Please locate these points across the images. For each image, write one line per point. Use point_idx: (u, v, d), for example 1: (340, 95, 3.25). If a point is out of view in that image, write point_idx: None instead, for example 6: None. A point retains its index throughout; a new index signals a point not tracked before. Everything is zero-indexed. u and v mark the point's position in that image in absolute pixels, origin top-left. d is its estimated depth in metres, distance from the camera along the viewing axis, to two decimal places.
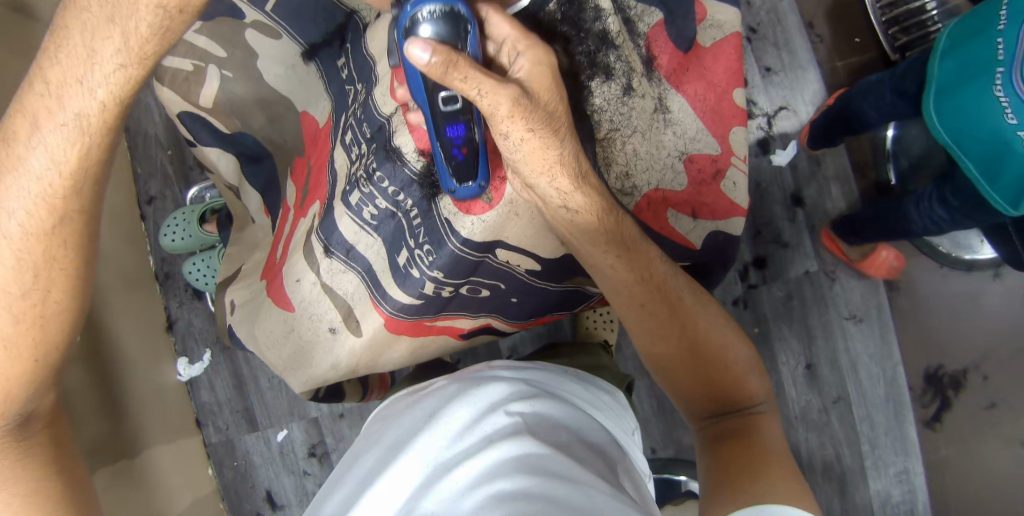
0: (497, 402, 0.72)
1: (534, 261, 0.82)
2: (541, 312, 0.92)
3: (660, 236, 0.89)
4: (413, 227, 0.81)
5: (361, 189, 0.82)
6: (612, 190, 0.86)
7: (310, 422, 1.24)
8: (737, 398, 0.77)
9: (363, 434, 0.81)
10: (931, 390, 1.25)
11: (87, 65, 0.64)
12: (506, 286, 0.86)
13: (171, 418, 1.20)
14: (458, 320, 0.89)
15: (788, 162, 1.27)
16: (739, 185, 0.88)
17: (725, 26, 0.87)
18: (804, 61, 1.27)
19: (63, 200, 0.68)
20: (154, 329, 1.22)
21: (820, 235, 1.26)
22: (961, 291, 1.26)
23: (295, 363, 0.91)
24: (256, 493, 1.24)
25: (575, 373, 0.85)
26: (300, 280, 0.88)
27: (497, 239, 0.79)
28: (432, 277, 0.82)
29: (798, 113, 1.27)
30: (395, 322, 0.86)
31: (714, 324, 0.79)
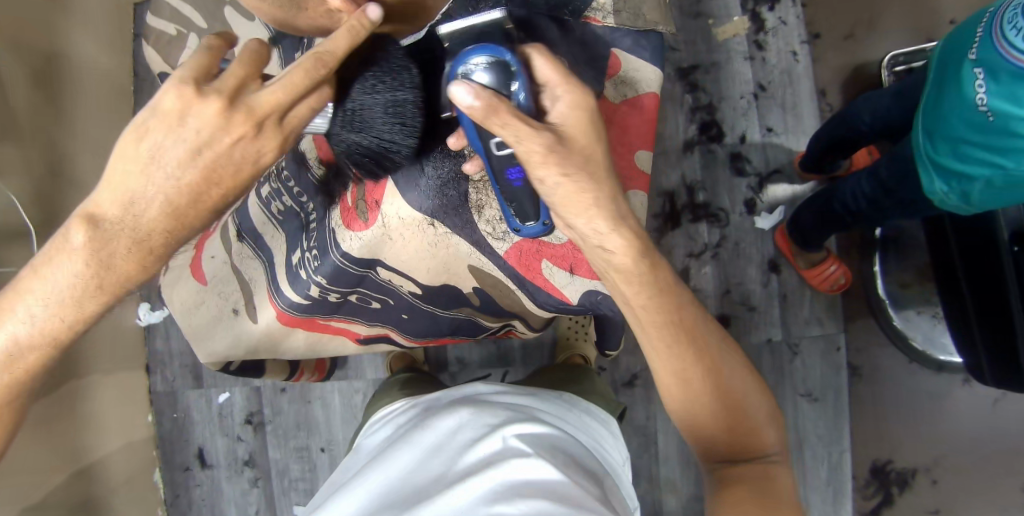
0: (498, 424, 0.73)
1: (417, 285, 0.84)
2: (435, 333, 0.93)
3: (532, 285, 0.83)
4: (310, 229, 0.82)
5: (271, 184, 0.84)
6: (482, 232, 0.80)
7: (252, 391, 1.26)
8: (751, 444, 0.72)
9: (362, 452, 0.83)
10: (875, 484, 1.22)
11: (100, 240, 0.66)
12: (396, 301, 0.87)
13: (120, 360, 1.23)
14: (353, 324, 0.90)
15: (773, 228, 1.24)
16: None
17: (641, 83, 0.86)
18: (809, 128, 1.25)
19: (75, 314, 0.69)
20: None
21: (790, 305, 1.24)
22: (923, 391, 1.23)
23: (199, 334, 0.92)
24: (188, 448, 1.27)
25: (568, 400, 0.88)
26: (213, 257, 0.90)
27: (376, 257, 0.81)
28: (317, 282, 0.82)
29: (790, 178, 1.24)
30: (288, 316, 0.87)
31: (737, 370, 0.75)
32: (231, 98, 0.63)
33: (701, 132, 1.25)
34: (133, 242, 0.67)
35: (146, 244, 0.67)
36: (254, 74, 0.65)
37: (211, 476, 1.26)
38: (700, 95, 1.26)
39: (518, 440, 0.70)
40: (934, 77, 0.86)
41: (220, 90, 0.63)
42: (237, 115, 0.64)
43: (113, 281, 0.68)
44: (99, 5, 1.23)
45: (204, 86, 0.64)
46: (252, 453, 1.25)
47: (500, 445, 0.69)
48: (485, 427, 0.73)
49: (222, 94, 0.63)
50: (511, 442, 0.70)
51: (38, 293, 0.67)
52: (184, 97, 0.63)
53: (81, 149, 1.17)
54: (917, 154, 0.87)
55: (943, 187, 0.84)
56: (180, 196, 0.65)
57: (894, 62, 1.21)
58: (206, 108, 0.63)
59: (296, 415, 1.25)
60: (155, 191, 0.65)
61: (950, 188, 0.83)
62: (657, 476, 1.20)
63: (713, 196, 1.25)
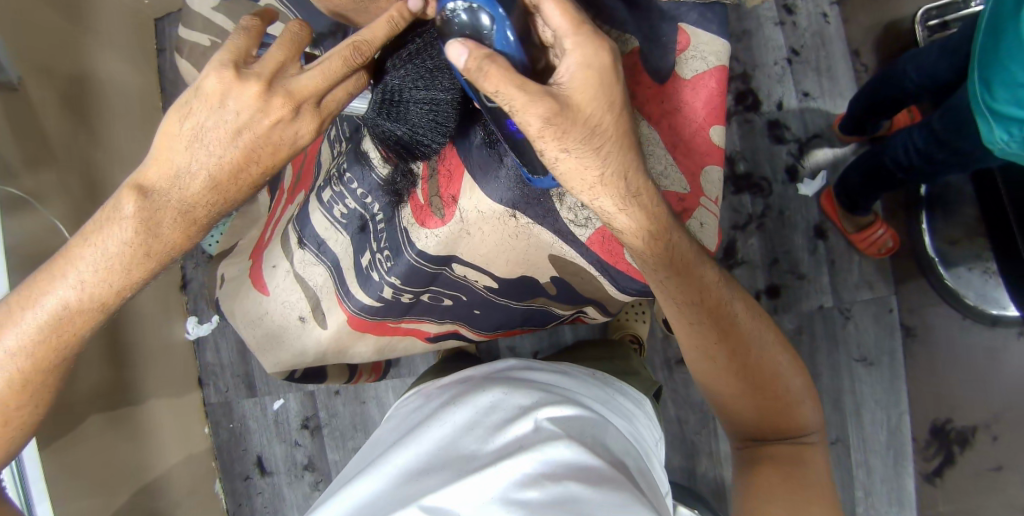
0: (528, 406, 0.69)
1: (491, 278, 0.81)
2: (505, 325, 0.92)
3: (616, 271, 0.77)
4: (378, 231, 0.81)
5: (333, 187, 0.83)
6: (565, 222, 0.74)
7: (306, 395, 1.27)
8: (787, 423, 0.72)
9: (384, 430, 0.79)
10: (935, 445, 1.20)
11: (145, 212, 0.65)
12: (468, 298, 0.86)
13: (175, 373, 1.24)
14: (423, 323, 0.91)
15: (815, 193, 1.23)
16: (706, 226, 0.82)
17: (709, 57, 0.81)
18: (845, 89, 1.23)
19: (122, 284, 0.68)
20: (169, 286, 1.26)
21: (839, 270, 1.22)
22: (980, 347, 1.21)
23: (266, 344, 0.94)
24: (247, 457, 1.28)
25: (602, 379, 0.84)
26: (276, 268, 0.89)
27: (452, 253, 0.78)
28: (390, 283, 0.81)
29: (831, 142, 1.23)
30: (358, 320, 0.87)
31: (767, 348, 0.74)
32: (270, 82, 0.62)
33: (736, 102, 1.24)
34: (179, 213, 0.66)
35: (188, 216, 0.66)
36: (294, 57, 0.64)
37: (271, 483, 1.27)
38: (733, 65, 1.24)
39: (549, 426, 0.66)
40: (988, 23, 0.84)
41: (259, 73, 0.62)
42: (275, 99, 0.63)
43: (161, 249, 0.67)
44: (123, 22, 1.22)
45: (243, 70, 0.63)
46: (311, 457, 1.26)
47: (529, 432, 0.66)
48: (513, 410, 0.69)
49: (261, 77, 0.62)
50: (541, 429, 0.66)
51: (92, 261, 0.66)
52: (224, 80, 0.62)
53: (117, 167, 1.17)
54: (973, 103, 0.85)
55: (1003, 136, 0.82)
56: (222, 172, 0.65)
57: (928, 17, 1.18)
58: (245, 92, 0.62)
59: (351, 417, 1.26)
60: (199, 166, 0.64)
61: (1013, 137, 0.81)
62: (717, 451, 1.19)
63: (753, 166, 1.23)
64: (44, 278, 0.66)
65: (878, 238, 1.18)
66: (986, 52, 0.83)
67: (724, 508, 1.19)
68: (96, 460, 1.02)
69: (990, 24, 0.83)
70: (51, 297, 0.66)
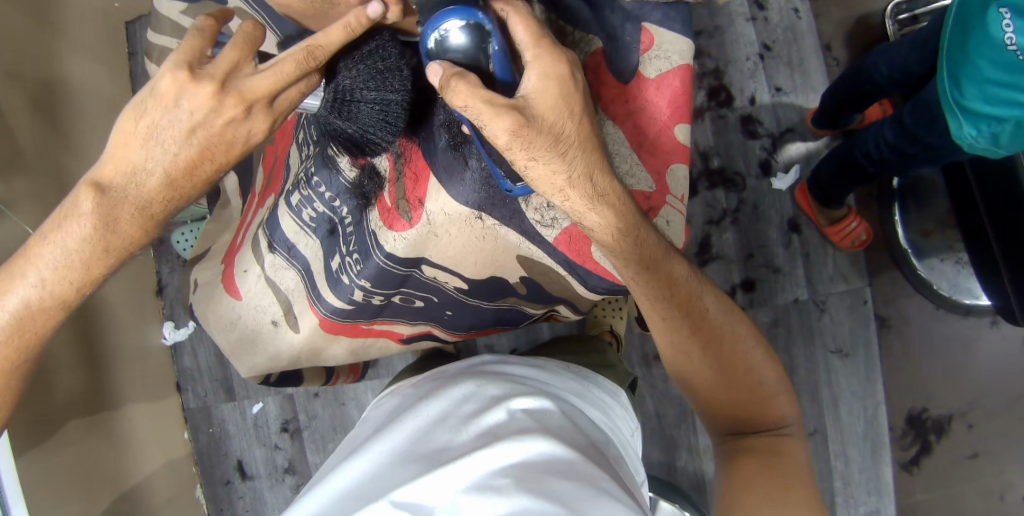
0: (500, 398, 0.69)
1: (461, 280, 0.81)
2: (479, 326, 0.92)
3: (584, 270, 0.77)
4: (346, 234, 0.81)
5: (301, 191, 0.82)
6: (530, 222, 0.74)
7: (286, 398, 1.26)
8: (765, 417, 0.73)
9: (359, 428, 0.78)
10: (912, 433, 1.22)
11: (104, 207, 0.64)
12: (439, 299, 0.86)
13: (151, 378, 1.23)
14: (396, 325, 0.90)
15: (789, 188, 1.24)
16: (672, 224, 0.82)
17: (672, 57, 0.81)
18: (818, 84, 1.24)
19: (82, 280, 0.68)
20: (144, 291, 1.25)
21: (814, 263, 1.23)
22: (953, 336, 1.23)
23: (241, 349, 0.93)
24: (227, 461, 1.27)
25: (581, 372, 0.85)
26: (247, 272, 0.89)
27: (421, 255, 0.78)
28: (361, 286, 0.81)
29: (800, 136, 1.24)
30: (330, 323, 0.87)
31: (742, 345, 0.74)
32: (222, 82, 0.62)
33: (709, 97, 1.25)
34: (137, 209, 0.65)
35: (144, 212, 0.66)
36: (248, 57, 0.64)
37: (252, 487, 1.27)
38: (705, 61, 1.25)
39: (520, 417, 0.66)
40: (955, 21, 0.86)
41: (212, 74, 0.62)
42: (228, 98, 0.62)
43: (119, 244, 0.67)
44: (92, 24, 1.20)
45: (198, 71, 0.62)
46: (291, 460, 1.26)
47: (500, 422, 0.65)
48: (485, 402, 0.69)
49: (214, 79, 0.62)
50: (512, 419, 0.66)
51: (51, 258, 0.66)
52: (178, 80, 0.62)
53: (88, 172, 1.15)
54: (942, 100, 0.86)
55: (973, 131, 0.83)
56: (177, 169, 0.64)
57: (898, 11, 1.20)
58: (198, 92, 0.62)
59: (331, 419, 1.25)
60: (155, 163, 0.64)
61: (981, 131, 0.82)
62: (697, 446, 1.20)
63: (727, 160, 1.24)
64: (5, 278, 0.66)
65: (846, 233, 1.19)
66: (955, 50, 0.85)
67: (705, 501, 1.19)
68: (72, 464, 1.01)
69: (957, 23, 0.85)
70: (12, 296, 0.66)
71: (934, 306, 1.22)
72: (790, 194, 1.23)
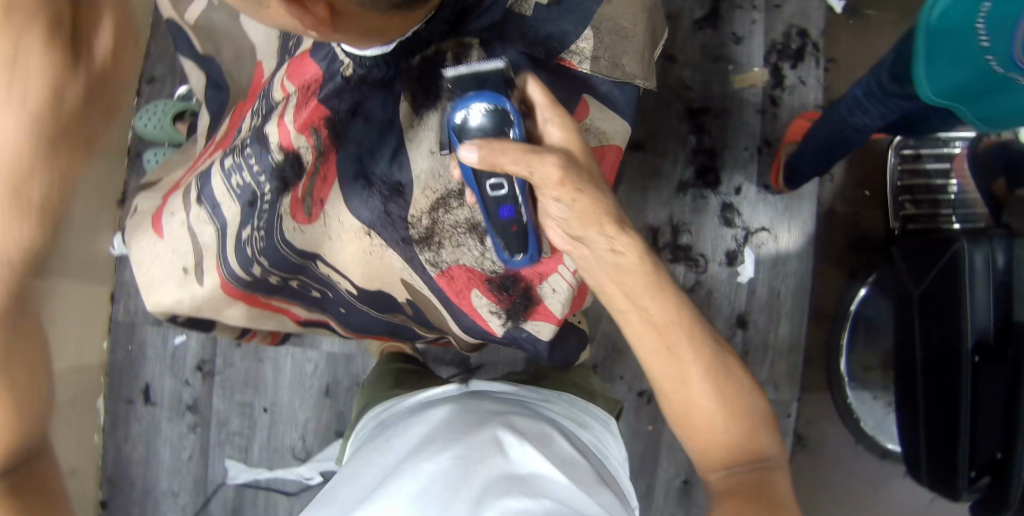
0: (494, 417, 0.76)
1: (352, 285, 0.87)
2: (370, 330, 0.96)
3: (456, 308, 0.87)
4: (261, 208, 0.83)
5: (234, 157, 0.84)
6: (421, 257, 0.83)
7: (209, 338, 1.26)
8: (757, 446, 0.70)
9: (337, 488, 0.75)
10: None
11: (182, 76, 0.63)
12: (333, 295, 0.92)
13: (91, 276, 1.23)
14: (292, 306, 0.95)
15: (750, 282, 1.25)
16: (557, 292, 0.85)
17: (604, 135, 0.86)
18: (805, 193, 1.25)
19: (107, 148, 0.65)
20: (106, 197, 1.25)
21: (750, 363, 1.24)
22: (865, 476, 1.24)
23: (147, 284, 0.91)
24: (136, 382, 1.28)
25: (537, 395, 0.88)
26: (172, 214, 0.88)
27: (316, 250, 0.85)
28: (259, 262, 0.85)
29: (776, 238, 1.25)
30: (227, 286, 0.88)
31: (733, 368, 0.73)
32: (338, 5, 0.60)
33: (697, 176, 1.26)
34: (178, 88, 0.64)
35: None
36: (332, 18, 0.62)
37: (152, 414, 1.27)
38: (704, 139, 1.26)
39: (516, 432, 0.73)
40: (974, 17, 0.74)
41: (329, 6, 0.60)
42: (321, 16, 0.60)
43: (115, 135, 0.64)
44: None
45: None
46: (196, 399, 1.26)
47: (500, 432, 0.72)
48: (480, 418, 0.75)
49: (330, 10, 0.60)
50: (510, 431, 0.73)
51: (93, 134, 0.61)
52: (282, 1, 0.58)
53: None
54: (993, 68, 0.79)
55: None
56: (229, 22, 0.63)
57: (903, 145, 1.16)
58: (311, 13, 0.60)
59: (246, 371, 1.26)
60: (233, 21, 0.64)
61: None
62: None
63: (696, 240, 1.25)
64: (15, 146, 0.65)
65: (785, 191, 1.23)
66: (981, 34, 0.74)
67: None
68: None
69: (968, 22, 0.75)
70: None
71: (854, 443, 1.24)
72: (746, 297, 1.25)
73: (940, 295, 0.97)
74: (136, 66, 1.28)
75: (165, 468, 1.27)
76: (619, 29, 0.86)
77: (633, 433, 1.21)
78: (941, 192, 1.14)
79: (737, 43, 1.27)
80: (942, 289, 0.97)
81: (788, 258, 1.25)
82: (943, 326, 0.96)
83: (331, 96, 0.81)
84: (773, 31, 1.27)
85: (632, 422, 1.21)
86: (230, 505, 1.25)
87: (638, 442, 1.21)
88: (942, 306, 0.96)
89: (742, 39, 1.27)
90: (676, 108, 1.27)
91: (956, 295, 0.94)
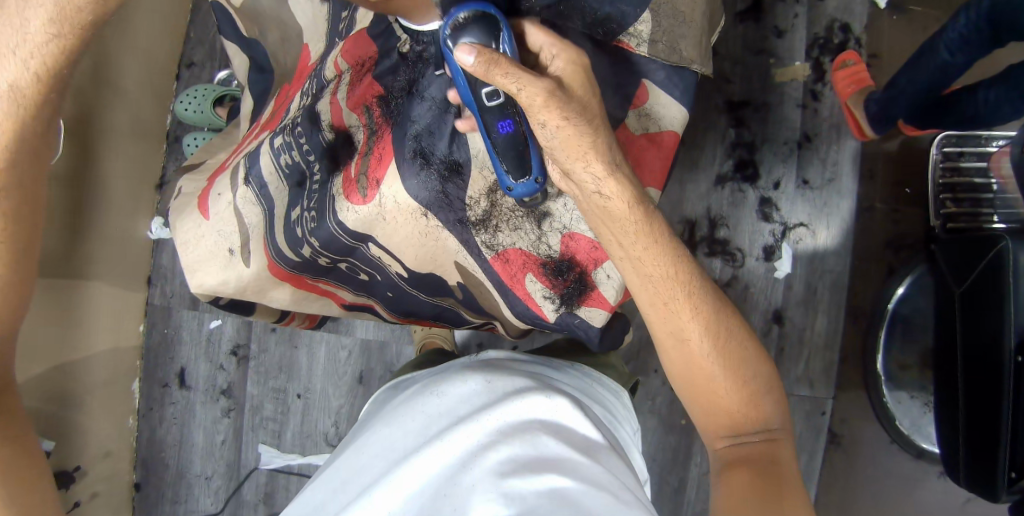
0: (505, 394, 0.75)
1: (403, 267, 0.86)
2: (416, 315, 0.97)
3: (510, 292, 0.86)
4: (312, 190, 0.84)
5: (285, 136, 0.85)
6: (476, 239, 0.82)
7: (244, 323, 1.28)
8: (757, 414, 0.75)
9: (343, 457, 0.75)
10: None
11: None
12: (381, 279, 0.90)
13: (127, 260, 1.25)
14: (339, 290, 0.95)
15: (787, 277, 1.23)
16: (613, 279, 0.83)
17: (663, 120, 0.86)
18: (844, 189, 1.23)
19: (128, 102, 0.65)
20: (143, 181, 1.27)
21: (785, 359, 1.23)
22: (902, 478, 1.21)
23: (194, 265, 0.92)
24: (171, 365, 1.30)
25: (558, 368, 0.88)
26: (219, 196, 0.89)
27: (369, 233, 0.82)
28: (310, 243, 0.84)
29: (815, 234, 1.23)
30: (276, 267, 0.89)
31: (737, 333, 0.77)
32: None
33: (736, 169, 1.24)
34: None
35: None
36: None
37: (187, 397, 1.29)
38: (743, 131, 1.24)
39: (525, 416, 0.72)
40: None
41: None
42: None
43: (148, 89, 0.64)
44: None
45: None
46: (230, 383, 1.28)
47: (509, 419, 0.72)
48: (491, 398, 0.74)
49: None
50: (520, 417, 0.72)
51: None
52: None
53: (132, 62, 1.21)
54: None
55: None
56: None
57: (946, 142, 1.13)
58: None
59: (280, 357, 1.27)
60: None
61: None
62: None
63: (733, 233, 1.23)
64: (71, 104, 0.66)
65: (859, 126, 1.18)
66: None
67: None
68: (37, 322, 1.09)
69: None
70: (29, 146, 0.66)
71: (890, 443, 1.21)
72: (783, 293, 1.23)
73: (982, 295, 0.94)
74: (175, 51, 1.30)
75: (199, 452, 1.29)
76: (678, 15, 0.86)
77: (665, 427, 1.20)
78: (982, 190, 1.11)
79: (779, 36, 1.24)
80: (983, 290, 0.94)
81: (827, 255, 1.22)
82: (985, 328, 0.93)
83: (384, 73, 0.81)
84: (815, 24, 1.24)
85: (665, 415, 1.20)
86: (263, 489, 1.26)
87: (670, 436, 1.20)
88: (985, 308, 0.93)
89: (784, 32, 1.24)
90: (715, 101, 1.25)
91: (1000, 295, 0.91)
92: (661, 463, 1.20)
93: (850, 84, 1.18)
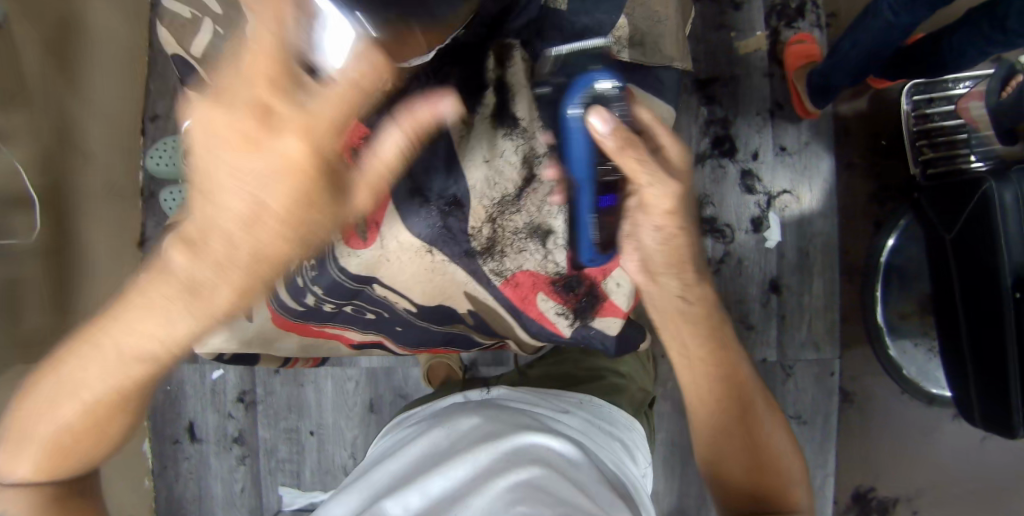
0: (512, 430, 0.75)
1: (411, 302, 0.85)
2: (427, 346, 0.95)
3: (523, 313, 0.87)
4: None
5: None
6: (484, 267, 0.83)
7: (246, 368, 1.26)
8: (780, 475, 0.77)
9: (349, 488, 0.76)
10: (856, 510, 1.23)
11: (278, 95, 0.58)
12: (389, 315, 0.88)
13: None
14: (346, 330, 0.92)
15: (778, 246, 1.24)
16: (621, 287, 0.86)
17: None
18: (821, 151, 1.24)
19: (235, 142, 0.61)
20: (124, 241, 1.25)
21: (787, 326, 1.24)
22: (917, 425, 1.23)
23: None
24: (179, 421, 1.28)
25: (587, 410, 0.89)
26: None
27: (372, 274, 0.82)
28: (313, 292, 0.83)
29: (799, 199, 1.24)
30: (280, 318, 0.89)
31: (766, 414, 0.80)
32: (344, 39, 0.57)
33: (714, 146, 1.25)
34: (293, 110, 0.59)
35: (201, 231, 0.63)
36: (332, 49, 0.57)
37: (199, 450, 1.27)
38: (716, 109, 1.25)
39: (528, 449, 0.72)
40: None
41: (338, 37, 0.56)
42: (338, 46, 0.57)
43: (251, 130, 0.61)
44: None
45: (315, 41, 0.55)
46: (241, 431, 1.27)
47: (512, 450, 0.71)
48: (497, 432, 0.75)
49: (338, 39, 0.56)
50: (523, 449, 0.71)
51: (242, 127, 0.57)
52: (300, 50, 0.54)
53: (92, 120, 1.18)
54: None
55: None
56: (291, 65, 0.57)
57: (915, 91, 1.15)
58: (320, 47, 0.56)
59: (287, 397, 1.26)
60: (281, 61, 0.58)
61: None
62: None
63: (720, 210, 1.24)
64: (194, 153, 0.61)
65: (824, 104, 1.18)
66: None
67: None
68: None
69: None
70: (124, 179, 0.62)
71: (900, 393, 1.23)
72: (777, 262, 1.24)
73: (972, 238, 0.95)
74: (138, 105, 1.28)
75: (220, 503, 1.28)
76: (652, 15, 0.89)
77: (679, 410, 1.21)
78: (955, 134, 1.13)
79: (737, 9, 1.25)
80: (972, 234, 0.95)
81: (814, 218, 1.24)
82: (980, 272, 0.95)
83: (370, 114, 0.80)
84: None
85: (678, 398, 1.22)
86: None
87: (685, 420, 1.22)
88: (977, 253, 0.95)
89: (741, 5, 1.25)
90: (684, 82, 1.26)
91: (991, 237, 0.92)
92: (681, 447, 1.21)
93: (800, 60, 1.20)
